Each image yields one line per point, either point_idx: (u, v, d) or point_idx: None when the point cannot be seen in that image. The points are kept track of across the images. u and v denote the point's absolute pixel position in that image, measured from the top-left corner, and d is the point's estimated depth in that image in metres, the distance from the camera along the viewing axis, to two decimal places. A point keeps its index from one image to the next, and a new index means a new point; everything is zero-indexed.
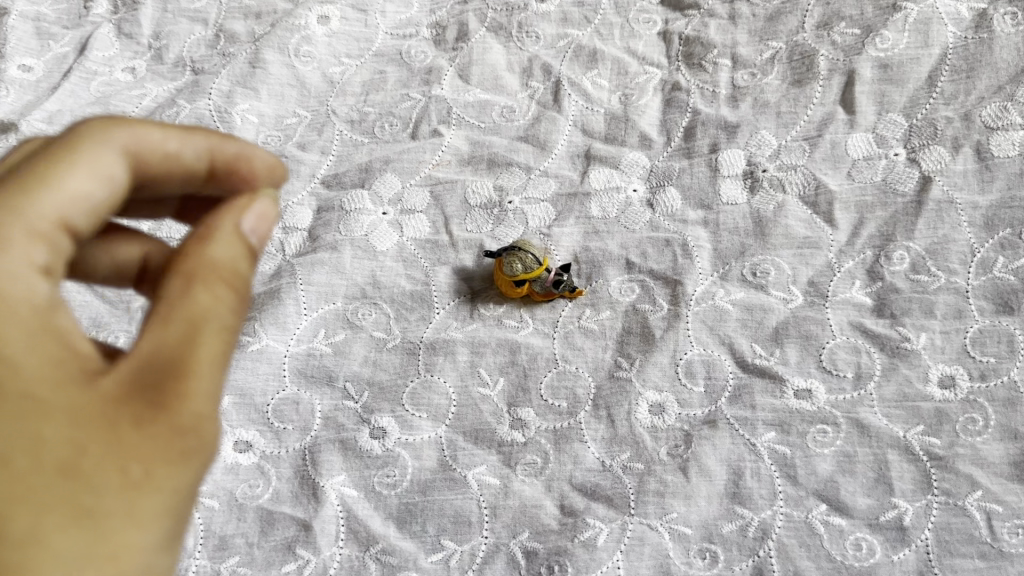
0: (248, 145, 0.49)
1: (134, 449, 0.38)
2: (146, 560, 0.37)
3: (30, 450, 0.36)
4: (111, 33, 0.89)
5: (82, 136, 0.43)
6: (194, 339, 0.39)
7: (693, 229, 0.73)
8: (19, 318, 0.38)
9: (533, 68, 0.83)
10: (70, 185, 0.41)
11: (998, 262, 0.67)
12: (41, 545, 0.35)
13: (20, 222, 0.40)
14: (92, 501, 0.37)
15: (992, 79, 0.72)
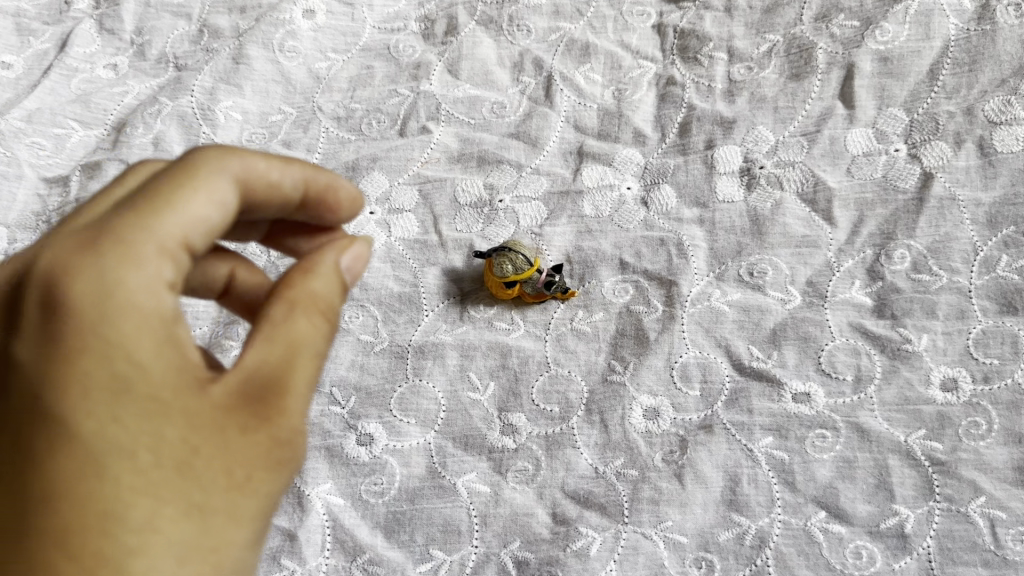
0: (336, 177, 0.47)
1: (236, 452, 0.39)
2: (239, 558, 0.39)
3: (149, 446, 0.37)
4: (93, 29, 0.87)
5: (197, 159, 0.41)
6: (294, 358, 0.40)
7: (688, 228, 0.72)
8: (148, 320, 0.37)
9: (524, 63, 0.81)
10: (191, 207, 0.39)
11: (1001, 260, 0.65)
12: (151, 538, 0.36)
13: (149, 235, 0.38)
14: (198, 501, 0.38)
15: (995, 72, 0.70)
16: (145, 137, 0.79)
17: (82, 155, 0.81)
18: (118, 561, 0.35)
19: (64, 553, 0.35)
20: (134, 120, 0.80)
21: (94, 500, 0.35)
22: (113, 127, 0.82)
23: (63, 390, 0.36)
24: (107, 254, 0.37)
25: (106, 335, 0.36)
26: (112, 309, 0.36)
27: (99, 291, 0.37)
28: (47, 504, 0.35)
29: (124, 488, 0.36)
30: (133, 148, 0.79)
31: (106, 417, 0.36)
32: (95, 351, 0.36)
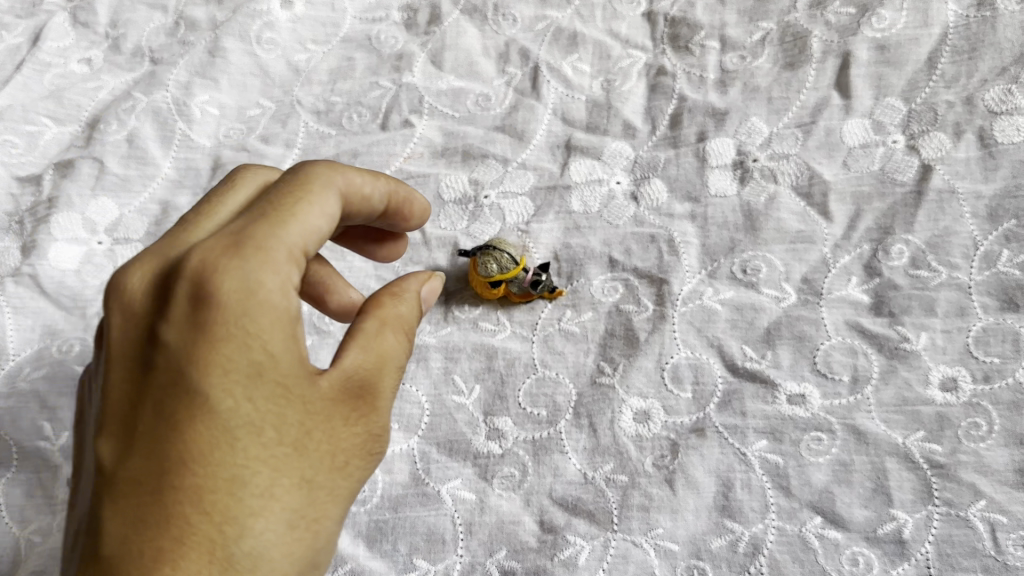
0: (405, 186, 0.55)
1: (340, 441, 0.44)
2: (331, 531, 0.45)
3: (274, 425, 0.42)
4: (67, 23, 0.84)
5: (314, 177, 0.47)
6: (386, 363, 0.46)
7: (680, 224, 0.69)
8: (280, 319, 0.42)
9: (510, 53, 0.78)
10: (312, 222, 0.45)
11: (1002, 255, 0.63)
12: (270, 504, 0.42)
13: (281, 243, 0.43)
14: (308, 476, 0.43)
15: (995, 60, 0.68)
16: (119, 134, 0.77)
17: (55, 152, 0.78)
18: (239, 521, 0.41)
19: (195, 510, 0.40)
20: (108, 116, 0.78)
21: (224, 468, 0.41)
22: (87, 124, 0.79)
23: (204, 369, 0.41)
24: (248, 258, 0.42)
25: (244, 327, 0.41)
26: (252, 307, 0.41)
27: (242, 291, 0.41)
28: (183, 467, 0.40)
29: (251, 461, 0.41)
30: (107, 146, 0.77)
31: (241, 398, 0.41)
32: (234, 340, 0.41)
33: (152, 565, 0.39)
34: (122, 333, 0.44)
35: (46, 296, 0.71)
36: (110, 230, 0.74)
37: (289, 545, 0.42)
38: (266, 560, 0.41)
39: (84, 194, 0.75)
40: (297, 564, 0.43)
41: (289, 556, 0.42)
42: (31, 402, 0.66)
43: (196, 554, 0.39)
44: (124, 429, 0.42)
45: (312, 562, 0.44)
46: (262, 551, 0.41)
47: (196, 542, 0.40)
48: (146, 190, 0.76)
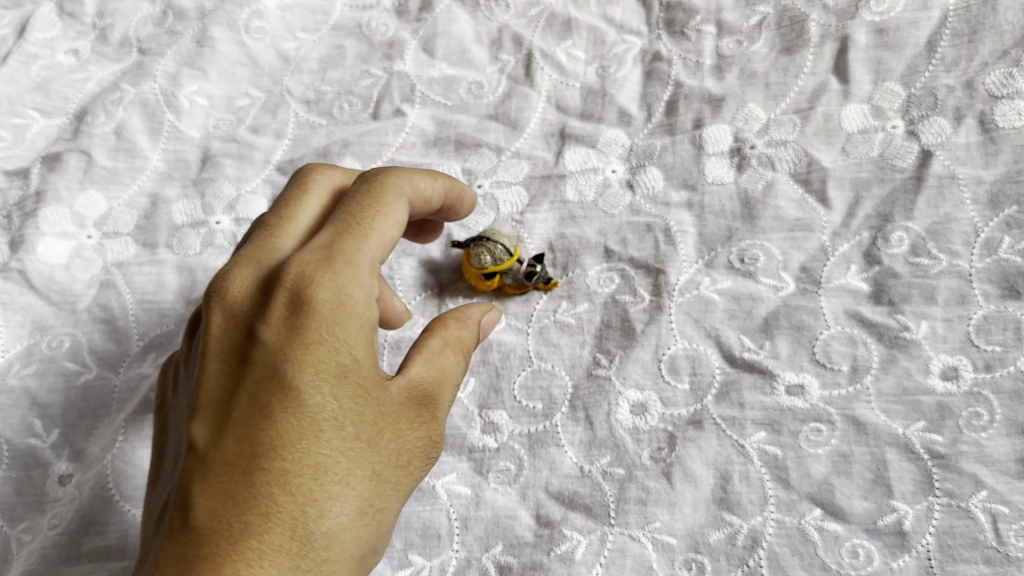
0: (455, 182, 0.62)
1: (404, 441, 0.50)
2: (389, 523, 0.50)
3: (352, 421, 0.47)
4: (53, 13, 0.83)
5: (389, 188, 0.53)
6: (445, 379, 0.53)
7: (676, 213, 0.68)
8: (363, 328, 0.48)
9: (503, 39, 0.77)
10: (389, 234, 0.51)
11: (1003, 242, 0.62)
12: (345, 490, 0.46)
13: (364, 257, 0.49)
14: (378, 470, 0.48)
15: (996, 43, 0.67)
16: (107, 127, 0.76)
17: (43, 145, 0.77)
18: (319, 503, 0.45)
19: (282, 491, 0.45)
20: (95, 108, 0.77)
21: (308, 458, 0.45)
22: (74, 116, 0.78)
23: (298, 369, 0.46)
24: (339, 271, 0.48)
25: (334, 332, 0.47)
26: (342, 317, 0.47)
27: (335, 301, 0.47)
28: (275, 452, 0.45)
29: (332, 452, 0.46)
30: (95, 138, 0.75)
31: (328, 396, 0.46)
32: (325, 344, 0.47)
33: (241, 537, 0.44)
34: (220, 330, 0.49)
35: (35, 291, 0.70)
36: (98, 223, 0.73)
37: (357, 530, 0.47)
38: (337, 543, 0.46)
39: (72, 187, 0.74)
40: (361, 549, 0.47)
41: (356, 541, 0.47)
42: (20, 398, 0.65)
43: (281, 529, 0.44)
44: (219, 413, 0.47)
45: (372, 550, 0.49)
46: (336, 532, 0.46)
47: (281, 518, 0.44)
48: (135, 183, 0.75)
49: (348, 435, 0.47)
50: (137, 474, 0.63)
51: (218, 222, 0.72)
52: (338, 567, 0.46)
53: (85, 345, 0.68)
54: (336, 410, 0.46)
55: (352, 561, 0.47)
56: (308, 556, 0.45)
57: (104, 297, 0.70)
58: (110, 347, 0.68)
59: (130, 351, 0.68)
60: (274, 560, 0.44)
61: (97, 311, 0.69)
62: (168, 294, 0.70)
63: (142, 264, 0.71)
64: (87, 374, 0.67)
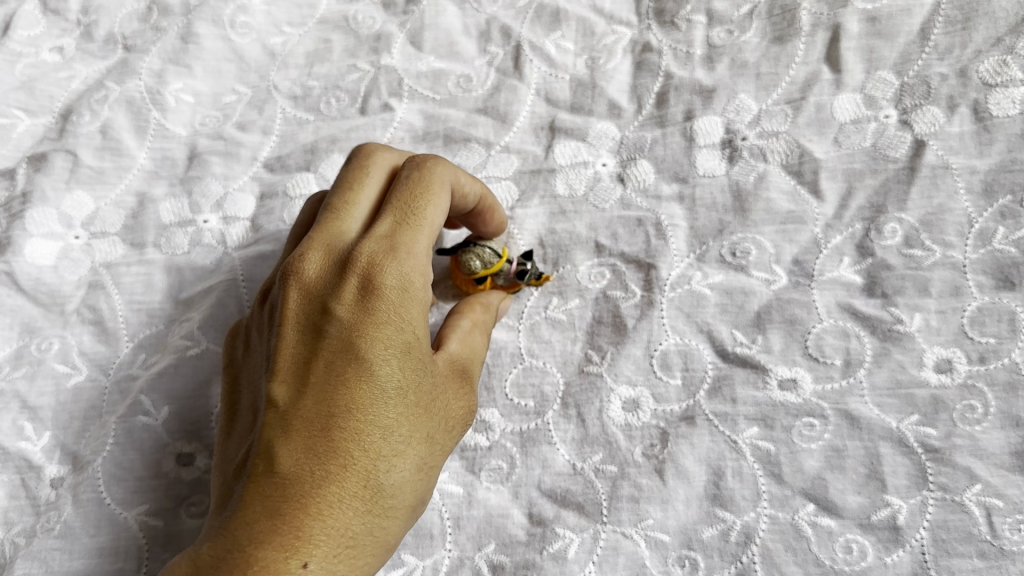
0: (493, 200, 0.64)
1: (452, 408, 0.53)
2: (435, 483, 0.52)
3: (415, 389, 0.50)
4: (38, 10, 0.82)
5: (435, 176, 0.57)
6: (476, 355, 0.57)
7: (667, 206, 0.68)
8: (420, 311, 0.52)
9: (491, 31, 0.76)
10: (437, 223, 0.56)
11: (998, 232, 0.62)
12: (409, 449, 0.49)
13: (422, 248, 0.54)
14: (433, 433, 0.51)
15: (990, 30, 0.66)
16: (92, 125, 0.75)
17: (29, 145, 0.76)
18: (387, 458, 0.48)
19: (357, 447, 0.47)
20: (81, 107, 0.76)
21: (379, 418, 0.48)
22: (59, 115, 0.77)
23: (368, 344, 0.50)
24: (402, 259, 0.52)
25: (399, 312, 0.51)
26: (405, 300, 0.52)
27: (400, 286, 0.52)
28: (349, 414, 0.48)
29: (399, 415, 0.49)
30: (80, 138, 0.75)
31: (394, 367, 0.50)
32: (391, 323, 0.51)
33: (322, 483, 0.46)
34: (297, 308, 0.53)
35: (24, 293, 0.70)
36: (86, 224, 0.72)
37: (416, 485, 0.50)
38: (401, 495, 0.48)
39: (58, 187, 0.73)
40: (417, 503, 0.50)
41: (413, 494, 0.49)
42: (11, 402, 0.65)
43: (356, 480, 0.47)
44: (298, 379, 0.50)
45: (421, 505, 0.52)
46: (400, 485, 0.48)
47: (356, 470, 0.47)
48: (122, 182, 0.74)
49: (413, 399, 0.50)
50: (127, 476, 0.62)
51: (206, 221, 0.72)
52: (398, 518, 0.49)
53: (75, 347, 0.67)
54: (404, 377, 0.50)
55: (408, 514, 0.50)
56: (379, 503, 0.47)
57: (93, 298, 0.69)
58: (100, 349, 0.67)
59: (120, 353, 0.67)
60: (349, 506, 0.46)
61: (86, 313, 0.69)
62: (157, 294, 0.69)
63: (130, 265, 0.70)
64: (78, 376, 0.66)
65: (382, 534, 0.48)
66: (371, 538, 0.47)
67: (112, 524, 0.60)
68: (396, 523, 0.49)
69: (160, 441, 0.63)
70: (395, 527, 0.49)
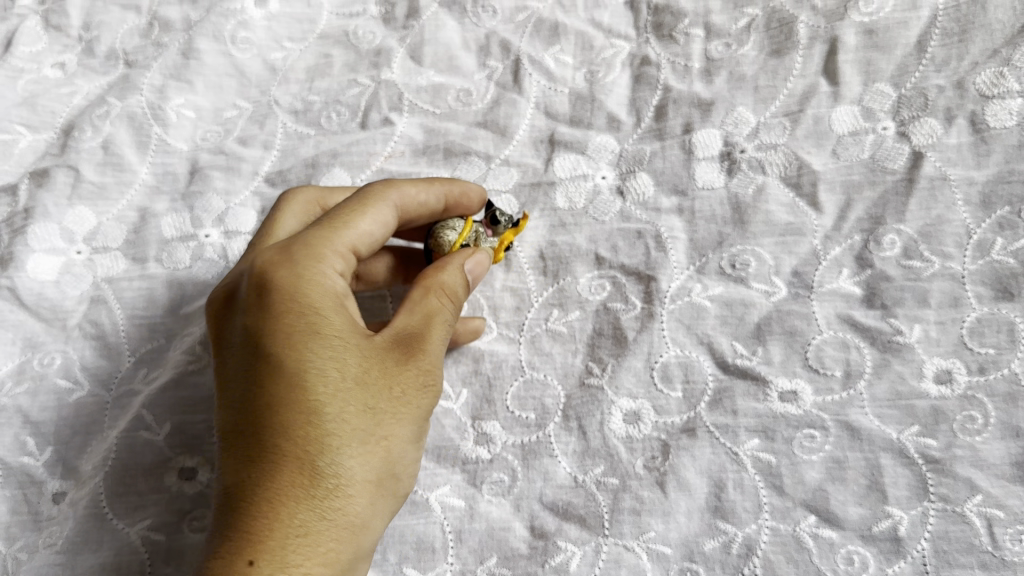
0: (462, 182, 0.65)
1: (393, 375, 0.53)
2: (402, 448, 0.53)
3: (333, 372, 0.52)
4: (40, 27, 0.83)
5: (369, 195, 0.60)
6: (434, 319, 0.56)
7: (666, 218, 0.68)
8: (326, 300, 0.54)
9: (490, 46, 0.76)
10: (361, 230, 0.59)
11: (996, 243, 0.62)
12: (341, 428, 0.51)
13: (322, 245, 0.56)
14: (370, 404, 0.52)
15: (986, 42, 0.67)
16: (94, 141, 0.75)
17: (31, 160, 0.76)
18: (318, 443, 0.50)
19: (282, 442, 0.51)
20: (82, 123, 0.76)
21: (295, 409, 0.51)
22: (61, 130, 0.77)
23: (272, 346, 0.53)
24: (296, 260, 0.55)
25: (297, 305, 0.54)
26: (301, 293, 0.54)
27: (292, 282, 0.54)
28: (270, 414, 0.51)
29: (318, 400, 0.51)
30: (82, 153, 0.75)
31: (301, 358, 0.52)
32: (292, 319, 0.53)
33: (259, 484, 0.50)
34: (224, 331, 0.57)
35: (26, 309, 0.70)
36: (87, 239, 0.72)
37: (364, 458, 0.51)
38: (345, 473, 0.51)
39: (60, 203, 0.73)
40: (380, 474, 0.52)
41: (366, 467, 0.51)
42: (13, 417, 0.65)
43: (291, 473, 0.50)
44: (229, 395, 0.54)
45: (394, 476, 0.53)
46: (342, 463, 0.51)
47: (287, 464, 0.50)
48: (124, 197, 0.74)
49: (329, 382, 0.52)
50: (128, 493, 0.62)
51: (207, 236, 0.72)
52: (355, 492, 0.51)
53: (77, 361, 0.68)
54: (313, 365, 0.52)
55: (372, 488, 0.52)
56: (321, 486, 0.50)
57: (95, 313, 0.69)
58: (102, 364, 0.67)
59: (121, 368, 0.67)
60: (289, 499, 0.49)
61: (88, 327, 0.69)
62: (159, 309, 0.69)
63: (131, 279, 0.71)
64: (79, 392, 0.67)
65: (339, 512, 0.50)
66: (325, 521, 0.50)
67: (114, 539, 0.61)
68: (355, 499, 0.51)
69: (162, 456, 0.64)
70: (357, 504, 0.51)
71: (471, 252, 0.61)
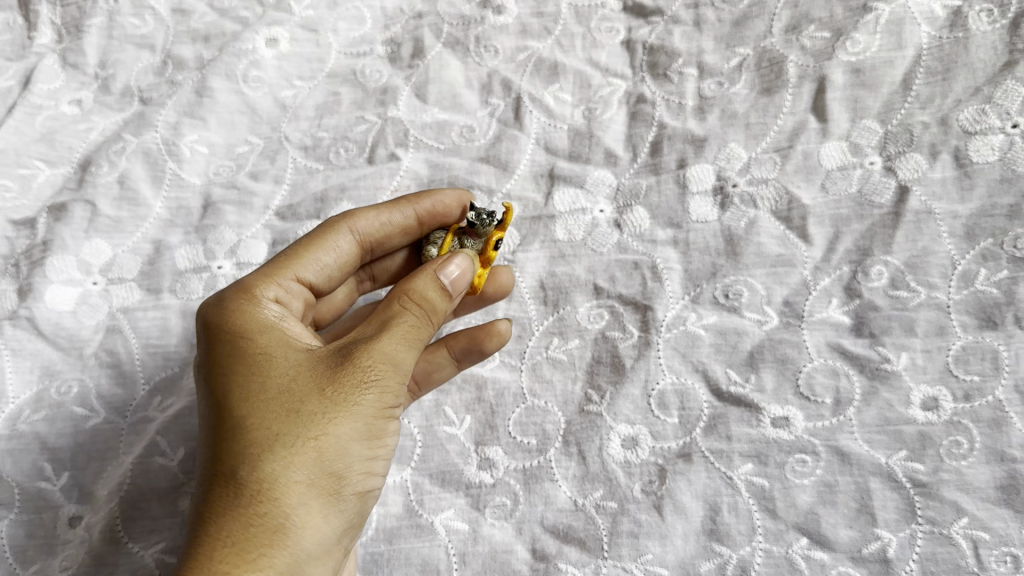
0: (434, 194, 0.68)
1: (323, 379, 0.54)
2: (340, 449, 0.53)
3: (258, 387, 0.54)
4: (57, 64, 0.85)
5: (317, 230, 0.65)
6: (387, 324, 0.56)
7: (662, 250, 0.71)
8: (256, 323, 0.57)
9: (492, 84, 0.79)
10: (306, 258, 0.63)
11: (980, 274, 0.64)
12: (266, 436, 0.52)
13: (255, 279, 0.60)
14: (295, 410, 0.53)
15: (969, 81, 0.69)
16: (110, 176, 0.78)
17: (49, 195, 0.79)
18: (246, 454, 0.52)
19: (217, 458, 0.53)
20: (99, 158, 0.79)
21: (225, 422, 0.54)
22: (78, 166, 0.80)
23: (209, 374, 0.56)
24: (230, 295, 0.59)
25: (226, 333, 0.57)
26: (231, 322, 0.57)
27: (223, 314, 0.58)
28: (209, 435, 0.54)
29: (244, 414, 0.53)
30: (99, 188, 0.77)
31: (230, 380, 0.55)
32: (223, 346, 0.56)
33: (202, 500, 0.53)
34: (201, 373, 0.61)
35: (44, 338, 0.72)
36: (104, 270, 0.75)
37: (291, 460, 0.52)
38: (271, 477, 0.51)
39: (78, 236, 0.76)
40: (313, 476, 0.52)
41: (294, 471, 0.52)
42: (31, 443, 0.68)
43: (222, 486, 0.52)
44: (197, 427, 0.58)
45: (334, 477, 0.53)
46: (268, 470, 0.52)
47: (220, 478, 0.52)
48: (139, 230, 0.77)
49: (254, 392, 0.54)
50: (143, 516, 0.66)
51: (220, 267, 0.74)
52: (283, 495, 0.51)
53: (93, 389, 0.70)
54: (242, 379, 0.55)
55: (306, 490, 0.52)
56: (247, 492, 0.51)
57: (111, 342, 0.72)
58: (117, 392, 0.70)
59: (136, 396, 0.70)
60: (220, 510, 0.51)
61: (104, 356, 0.71)
62: (173, 338, 0.72)
63: (146, 309, 0.73)
64: (95, 419, 0.69)
65: (266, 517, 0.51)
66: (252, 527, 0.51)
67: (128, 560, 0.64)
68: (283, 502, 0.51)
69: (175, 481, 0.67)
70: (285, 507, 0.51)
71: (446, 256, 0.60)
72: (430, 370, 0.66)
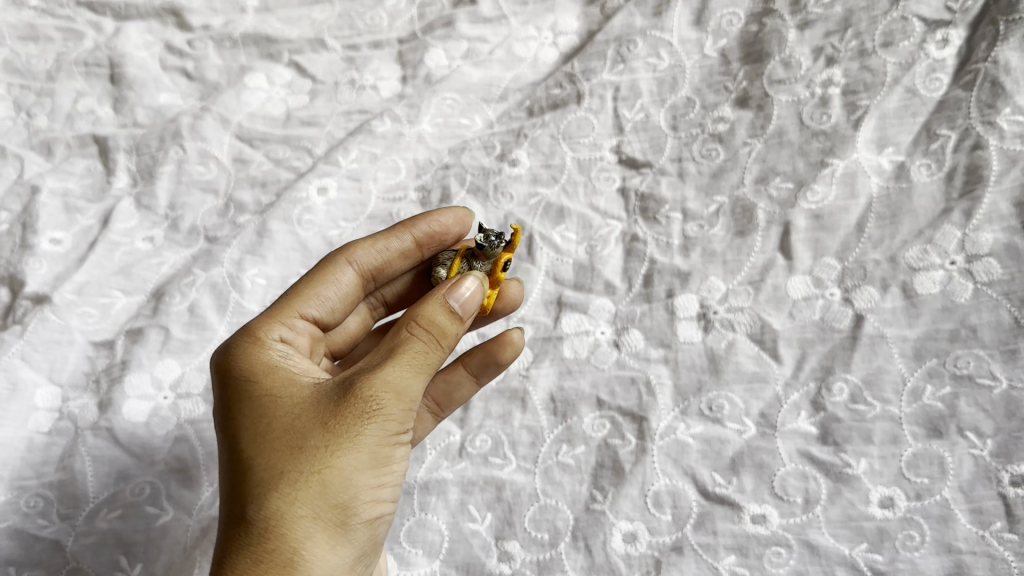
0: (430, 217, 0.80)
1: (325, 416, 0.63)
2: (341, 482, 0.62)
3: (267, 430, 0.64)
4: (132, 205, 0.98)
5: (320, 270, 0.78)
6: (392, 353, 0.64)
7: (655, 367, 0.83)
8: (262, 368, 0.68)
9: (508, 224, 0.93)
10: (311, 293, 0.76)
11: (927, 389, 0.75)
12: (274, 476, 0.62)
13: (262, 325, 0.72)
14: (298, 448, 0.62)
15: (913, 224, 0.82)
16: (181, 305, 0.90)
17: (125, 319, 0.92)
18: (258, 492, 0.62)
19: (235, 501, 0.63)
20: (171, 289, 0.92)
21: (242, 465, 0.64)
22: (151, 294, 0.93)
23: (227, 423, 0.67)
24: (241, 343, 0.70)
25: (240, 378, 0.68)
26: (242, 371, 0.68)
27: (235, 360, 0.69)
28: (230, 480, 0.64)
29: (257, 455, 0.63)
30: (171, 315, 0.90)
31: (244, 426, 0.65)
32: (238, 395, 0.67)
33: (225, 538, 0.63)
34: None
35: (121, 446, 0.83)
36: (173, 386, 0.86)
37: (296, 497, 0.61)
38: (277, 515, 0.61)
39: (152, 356, 0.88)
40: (317, 509, 0.61)
41: (297, 505, 0.61)
42: (109, 539, 0.78)
43: (240, 525, 0.62)
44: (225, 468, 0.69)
45: (339, 509, 0.62)
46: (277, 506, 0.61)
47: (239, 518, 0.62)
48: (204, 351, 0.88)
49: (263, 433, 0.64)
50: None
51: None
52: (291, 527, 0.61)
53: (164, 490, 0.81)
54: (253, 423, 0.65)
55: (312, 522, 0.61)
56: (258, 530, 0.61)
57: (179, 449, 0.83)
58: (184, 492, 0.81)
59: (201, 496, 0.81)
60: (239, 546, 0.61)
61: (174, 462, 0.82)
62: None
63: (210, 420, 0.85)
64: (165, 516, 0.80)
65: (276, 552, 0.60)
66: (264, 562, 0.60)
67: None
68: (290, 536, 0.61)
69: None
70: (291, 542, 0.60)
71: (455, 281, 0.69)
72: (452, 389, 0.79)
